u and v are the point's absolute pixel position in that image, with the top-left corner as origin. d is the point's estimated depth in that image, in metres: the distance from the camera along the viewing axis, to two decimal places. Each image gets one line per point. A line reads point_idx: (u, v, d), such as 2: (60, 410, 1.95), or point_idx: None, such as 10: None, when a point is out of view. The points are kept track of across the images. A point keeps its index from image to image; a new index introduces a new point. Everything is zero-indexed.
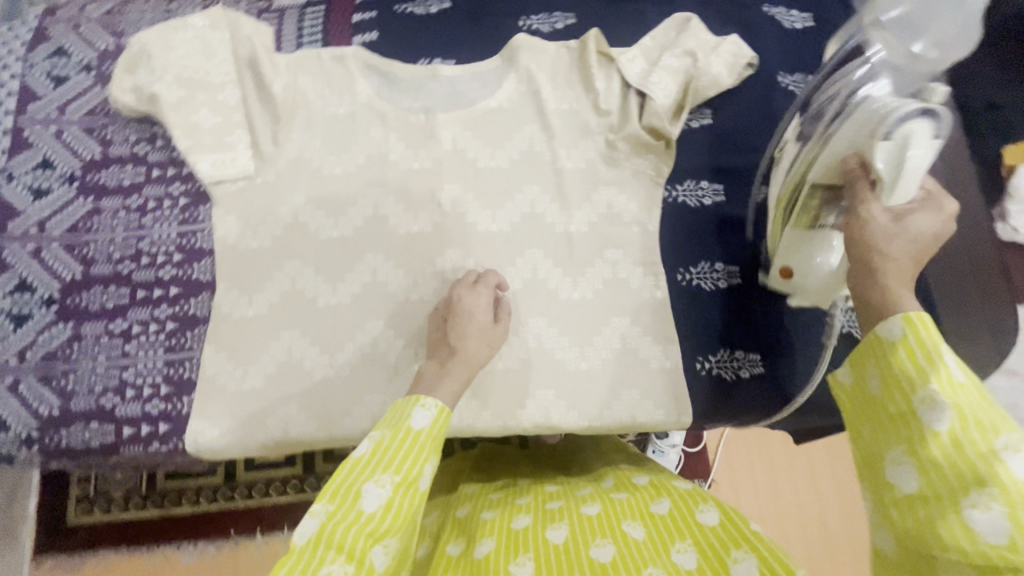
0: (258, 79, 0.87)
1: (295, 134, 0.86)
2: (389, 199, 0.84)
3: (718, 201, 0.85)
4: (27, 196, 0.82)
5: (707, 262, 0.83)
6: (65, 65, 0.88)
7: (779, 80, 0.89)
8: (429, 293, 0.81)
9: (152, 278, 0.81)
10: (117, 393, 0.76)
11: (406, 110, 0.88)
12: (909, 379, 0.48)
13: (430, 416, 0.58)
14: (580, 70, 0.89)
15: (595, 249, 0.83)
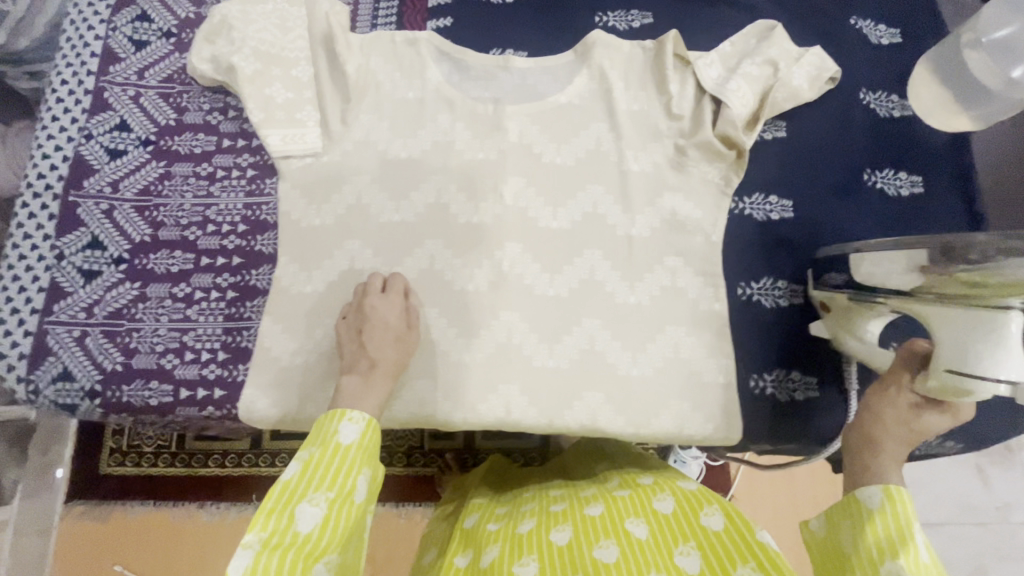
0: (332, 57, 0.88)
1: (363, 115, 0.86)
2: (452, 187, 0.84)
3: (786, 217, 0.83)
4: (103, 156, 0.85)
5: (770, 278, 0.81)
6: (146, 30, 0.90)
7: (859, 97, 0.87)
8: (485, 285, 0.81)
9: (216, 246, 0.82)
10: (177, 355, 0.78)
11: (476, 99, 0.87)
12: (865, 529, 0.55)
13: (355, 430, 0.61)
14: (654, 72, 0.87)
15: (655, 255, 0.81)
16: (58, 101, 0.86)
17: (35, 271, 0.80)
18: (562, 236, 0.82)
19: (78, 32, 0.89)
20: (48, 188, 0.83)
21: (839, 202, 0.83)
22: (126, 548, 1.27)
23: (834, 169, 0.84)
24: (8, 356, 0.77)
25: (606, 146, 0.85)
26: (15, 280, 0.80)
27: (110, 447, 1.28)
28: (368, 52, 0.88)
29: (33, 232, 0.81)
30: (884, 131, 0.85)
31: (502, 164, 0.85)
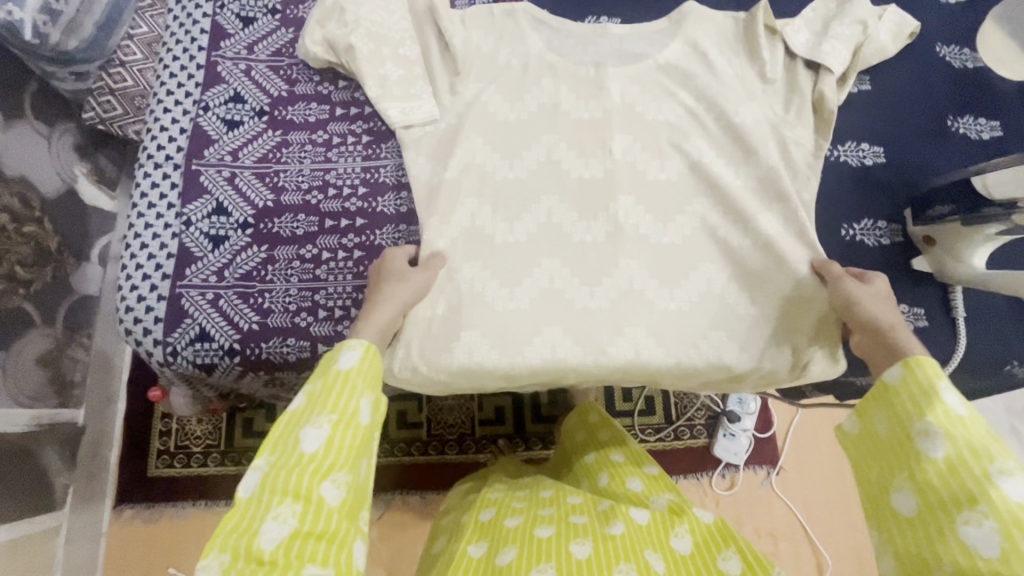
0: (439, 32, 0.91)
1: (472, 85, 0.90)
2: (562, 147, 0.88)
3: (880, 163, 0.88)
4: (221, 127, 0.88)
5: (871, 219, 0.86)
6: (252, 7, 0.93)
7: (937, 51, 0.93)
8: (602, 235, 0.84)
9: (339, 209, 0.85)
10: (311, 313, 0.80)
11: (578, 66, 0.91)
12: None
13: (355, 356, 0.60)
14: (747, 42, 0.91)
15: (760, 202, 0.85)
16: (172, 76, 0.90)
17: (163, 238, 0.83)
18: (670, 189, 0.86)
19: (186, 11, 0.93)
20: (169, 159, 0.86)
21: (929, 147, 0.88)
22: (177, 550, 1.33)
23: (920, 117, 0.90)
24: (144, 320, 0.79)
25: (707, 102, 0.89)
26: (145, 248, 0.82)
27: (158, 449, 1.36)
28: (473, 24, 0.92)
29: (157, 201, 0.85)
30: (962, 81, 0.91)
31: (607, 124, 0.88)
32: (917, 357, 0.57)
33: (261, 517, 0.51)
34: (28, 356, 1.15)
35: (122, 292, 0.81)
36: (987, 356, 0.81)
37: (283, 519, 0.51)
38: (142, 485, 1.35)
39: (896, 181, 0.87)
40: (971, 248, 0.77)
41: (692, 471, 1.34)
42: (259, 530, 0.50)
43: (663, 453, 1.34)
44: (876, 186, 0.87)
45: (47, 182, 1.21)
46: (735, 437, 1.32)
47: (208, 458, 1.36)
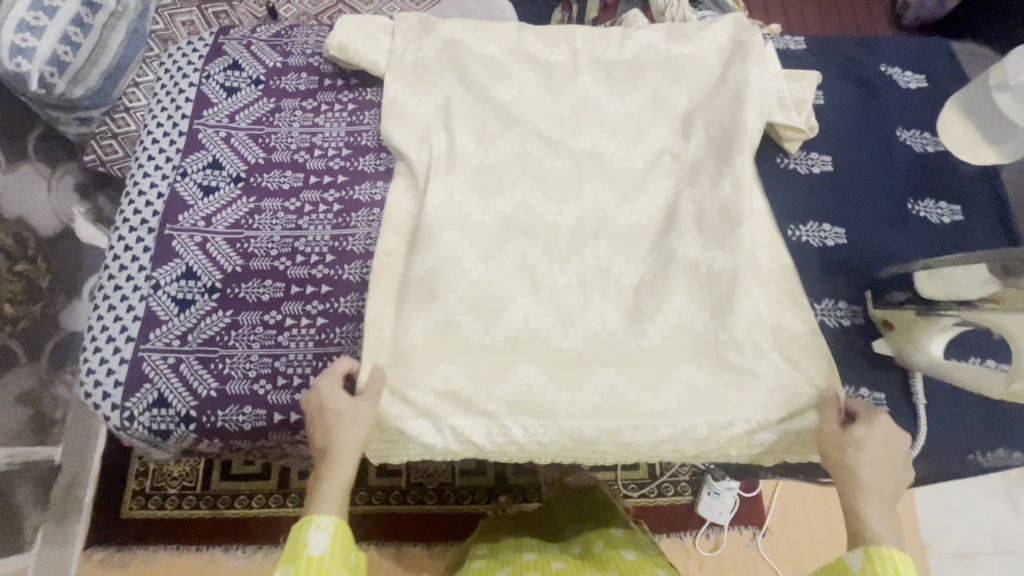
0: (405, 117, 0.92)
1: (410, 117, 0.92)
2: (537, 246, 0.86)
3: (827, 171, 0.93)
4: (197, 192, 0.89)
5: (832, 299, 0.86)
6: (237, 78, 0.97)
7: (882, 69, 1.00)
8: (554, 290, 0.83)
9: (277, 272, 0.86)
10: (269, 381, 0.80)
11: (546, 156, 0.91)
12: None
13: (326, 539, 0.62)
14: (645, 63, 0.96)
15: (693, 271, 0.83)
16: (154, 143, 0.92)
17: (130, 300, 0.83)
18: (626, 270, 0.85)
19: (173, 80, 0.96)
20: (144, 222, 0.87)
21: (883, 228, 0.89)
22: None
23: (850, 128, 0.96)
24: (104, 382, 0.79)
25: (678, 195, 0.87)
26: (112, 308, 0.83)
27: (135, 488, 1.34)
28: (449, 99, 0.93)
29: (129, 263, 0.85)
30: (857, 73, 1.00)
31: (554, 153, 0.91)
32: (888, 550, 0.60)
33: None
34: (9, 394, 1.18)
35: (94, 343, 0.82)
36: (943, 436, 0.80)
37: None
38: (111, 529, 1.32)
39: (840, 233, 0.89)
40: (933, 336, 0.75)
41: (677, 530, 1.25)
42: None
43: (650, 510, 1.25)
44: (865, 259, 0.87)
45: (43, 221, 1.28)
46: (719, 497, 1.22)
47: (184, 501, 1.34)
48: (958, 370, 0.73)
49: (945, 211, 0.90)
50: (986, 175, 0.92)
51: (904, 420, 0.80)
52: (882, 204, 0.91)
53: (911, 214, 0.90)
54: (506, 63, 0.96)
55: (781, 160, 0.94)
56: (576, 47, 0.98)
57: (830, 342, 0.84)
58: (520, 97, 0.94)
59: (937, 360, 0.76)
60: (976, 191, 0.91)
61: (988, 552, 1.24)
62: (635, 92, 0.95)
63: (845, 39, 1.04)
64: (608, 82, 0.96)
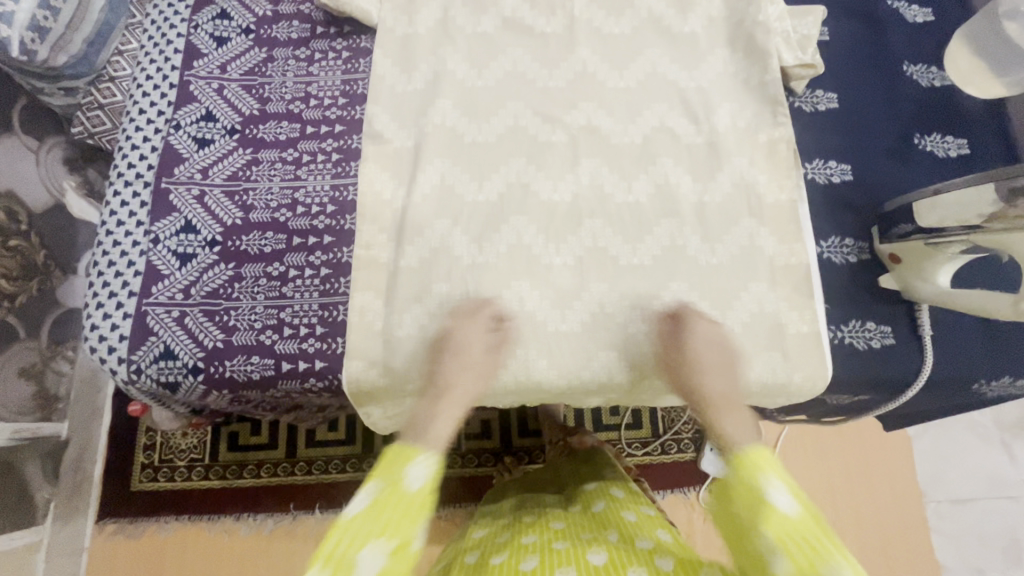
0: (405, 71, 0.92)
1: (410, 72, 0.92)
2: (540, 198, 0.87)
3: (832, 108, 0.92)
4: (192, 145, 0.87)
5: (838, 236, 0.86)
6: (227, 27, 0.94)
7: (887, 3, 0.97)
8: (557, 241, 0.84)
9: (277, 224, 0.85)
10: (276, 331, 0.80)
11: (546, 108, 0.91)
12: (813, 548, 0.57)
13: (424, 473, 0.64)
14: (643, 9, 0.95)
15: (690, 221, 0.86)
16: (144, 96, 0.89)
17: (130, 256, 0.82)
18: (632, 221, 0.85)
19: (160, 31, 0.93)
20: (139, 177, 0.86)
21: (889, 164, 0.88)
22: (158, 565, 1.30)
23: (857, 65, 0.94)
24: (109, 337, 0.79)
25: (677, 146, 0.89)
26: (113, 264, 0.82)
27: (142, 462, 1.34)
28: (445, 50, 0.93)
29: (126, 219, 0.84)
30: (865, 7, 0.97)
31: (553, 104, 0.91)
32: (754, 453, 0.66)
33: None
34: (12, 367, 1.18)
35: (96, 299, 0.80)
36: (949, 368, 0.80)
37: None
38: (122, 502, 1.32)
39: (847, 171, 0.88)
40: (938, 264, 0.75)
41: (678, 486, 1.27)
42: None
43: (650, 469, 1.27)
44: (871, 196, 0.87)
45: (35, 197, 1.22)
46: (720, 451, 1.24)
47: (192, 472, 1.34)
48: (960, 297, 0.74)
49: (951, 145, 0.89)
50: (993, 107, 0.91)
51: (911, 356, 0.80)
52: (888, 140, 0.90)
53: (916, 150, 0.89)
54: (505, 13, 0.95)
55: (788, 99, 0.92)
56: None
57: (837, 279, 0.84)
58: (517, 50, 0.93)
59: (941, 289, 0.76)
60: (983, 124, 0.90)
61: (986, 496, 1.27)
62: (633, 40, 0.94)
63: None
64: (606, 29, 0.95)
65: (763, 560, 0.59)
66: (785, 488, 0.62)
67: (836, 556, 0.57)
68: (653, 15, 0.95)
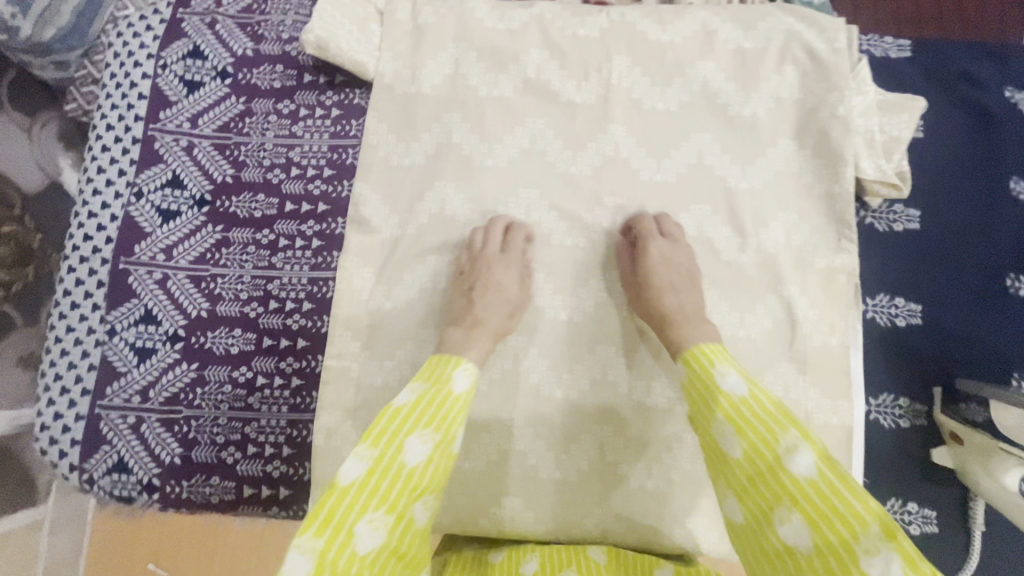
0: (404, 143, 0.78)
1: (409, 142, 0.78)
2: (546, 312, 0.75)
3: (911, 229, 0.76)
4: (155, 218, 0.76)
5: (890, 394, 0.73)
6: (199, 69, 0.80)
7: (1005, 94, 0.78)
8: (560, 368, 0.74)
9: (246, 319, 0.75)
10: (239, 449, 0.72)
11: (564, 200, 0.77)
12: (768, 430, 0.46)
13: (469, 382, 0.58)
14: (695, 80, 0.78)
15: None
16: (104, 150, 0.78)
17: (85, 346, 0.74)
18: (651, 352, 0.74)
19: (124, 70, 0.79)
20: (96, 251, 0.76)
21: (969, 313, 0.73)
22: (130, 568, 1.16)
23: (951, 173, 0.76)
24: (60, 441, 0.72)
25: (715, 261, 0.75)
26: (65, 354, 0.74)
27: None
28: (452, 119, 0.78)
29: (81, 301, 0.75)
30: (971, 96, 0.78)
31: (573, 194, 0.77)
32: (707, 347, 0.56)
33: (354, 514, 0.46)
34: None
35: (47, 393, 0.73)
36: (995, 567, 0.70)
37: (376, 525, 0.46)
38: None
39: (917, 313, 0.74)
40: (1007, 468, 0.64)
41: None
42: (354, 531, 0.45)
43: None
44: (942, 349, 0.72)
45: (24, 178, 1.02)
46: None
47: None
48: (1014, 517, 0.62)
49: None
50: None
51: (952, 550, 0.70)
52: (975, 276, 0.74)
53: (1009, 295, 0.73)
54: (529, 71, 0.79)
55: (857, 212, 0.77)
56: (613, 51, 0.79)
57: (878, 446, 0.72)
58: (538, 121, 0.78)
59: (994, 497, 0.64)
60: None
61: None
62: (679, 120, 0.78)
63: (962, 46, 0.81)
64: (647, 102, 0.78)
65: (719, 445, 0.49)
66: (739, 374, 0.51)
67: (793, 430, 0.46)
68: (708, 90, 0.78)
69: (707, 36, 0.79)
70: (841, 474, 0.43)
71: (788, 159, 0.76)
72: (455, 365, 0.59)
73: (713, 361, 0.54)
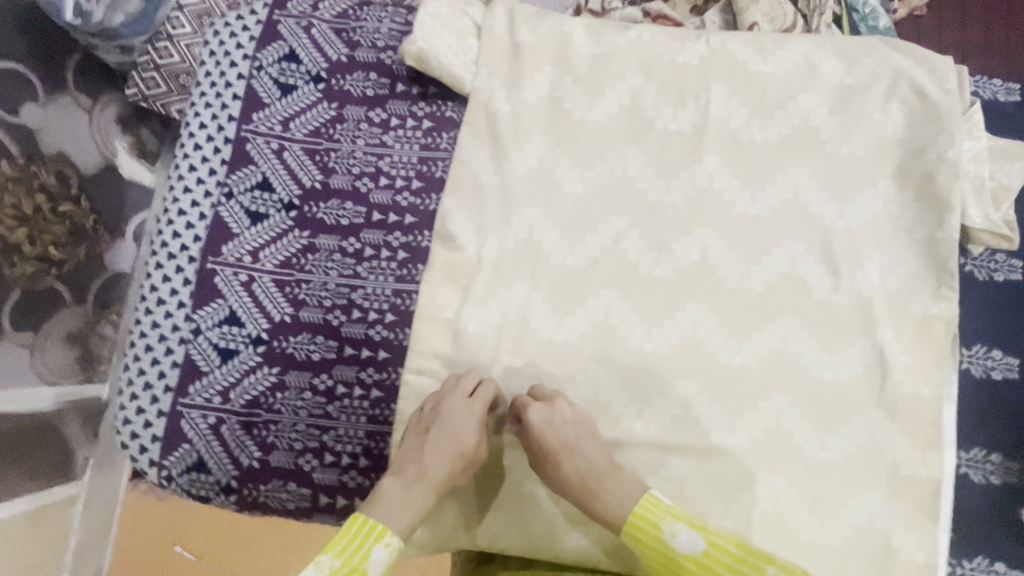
0: (496, 159, 0.77)
1: (501, 159, 0.78)
2: (632, 341, 0.74)
3: (1014, 279, 0.74)
4: (243, 219, 0.77)
5: (982, 449, 0.71)
6: (294, 73, 0.80)
7: None
8: (643, 400, 0.72)
9: (329, 327, 0.75)
10: (316, 456, 0.72)
11: (655, 228, 0.76)
12: (733, 561, 0.60)
13: (387, 557, 0.62)
14: (795, 113, 0.77)
15: (806, 398, 0.72)
16: (197, 149, 0.78)
17: (170, 342, 0.74)
18: (735, 390, 0.73)
19: (220, 69, 0.80)
20: (184, 249, 0.76)
21: None
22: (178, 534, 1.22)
23: None
24: (141, 435, 0.73)
25: (806, 300, 0.74)
26: (149, 349, 0.74)
27: None
28: (546, 140, 0.77)
29: (167, 297, 0.75)
30: None
31: (664, 222, 0.76)
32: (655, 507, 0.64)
33: (306, 561, 0.59)
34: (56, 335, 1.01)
35: (130, 387, 0.74)
36: None
37: (319, 567, 0.59)
38: None
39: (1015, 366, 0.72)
40: None
41: None
42: (302, 572, 0.58)
43: None
44: None
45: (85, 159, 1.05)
46: None
47: None
48: None
49: None
50: None
51: None
52: None
53: None
54: (624, 97, 0.78)
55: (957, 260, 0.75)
56: (712, 79, 0.78)
57: (967, 502, 0.71)
58: (632, 146, 0.77)
59: None
60: None
61: None
62: (777, 154, 0.76)
63: None
64: (744, 133, 0.77)
65: (670, 544, 0.62)
66: (688, 528, 0.62)
67: (671, 514, 0.63)
68: (808, 125, 0.76)
69: (809, 69, 0.78)
70: (739, 547, 0.60)
71: (888, 201, 0.74)
72: (374, 540, 0.61)
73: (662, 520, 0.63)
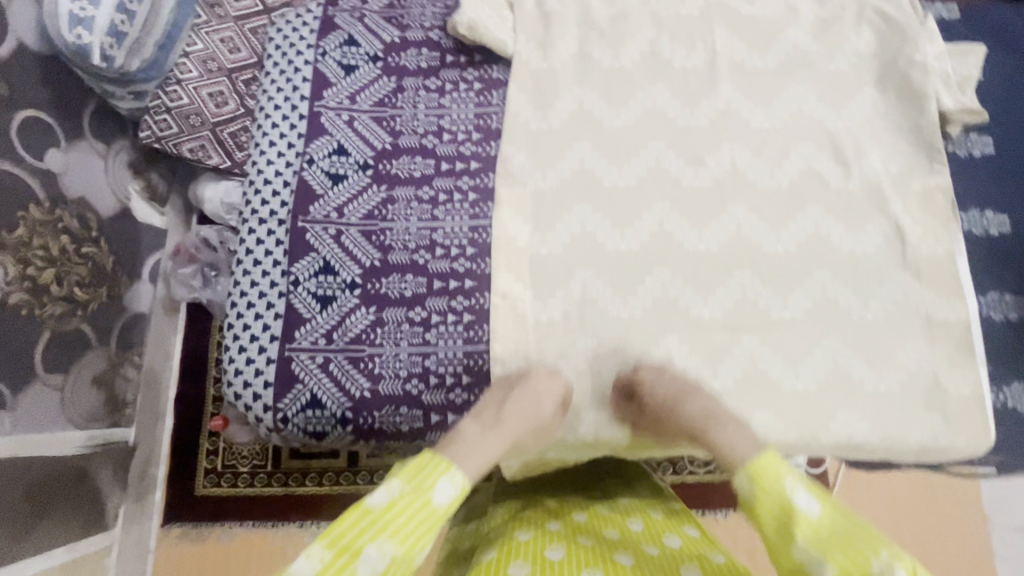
0: (542, 108, 0.89)
1: (546, 107, 0.89)
2: (687, 244, 0.84)
3: (989, 153, 0.88)
4: (325, 181, 0.85)
5: (996, 292, 0.83)
6: (355, 54, 0.90)
7: None
8: (705, 292, 0.82)
9: (416, 264, 0.82)
10: (422, 380, 0.78)
11: (688, 148, 0.87)
12: (862, 547, 0.52)
13: (450, 492, 0.58)
14: (786, 44, 0.91)
15: (844, 271, 0.83)
16: (275, 127, 0.87)
17: (271, 297, 0.80)
18: (783, 274, 0.83)
19: (287, 58, 0.90)
20: (274, 214, 0.84)
21: None
22: None
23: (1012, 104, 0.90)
24: (254, 384, 0.77)
25: (826, 191, 0.86)
26: (251, 306, 0.80)
27: (206, 464, 1.13)
28: (583, 87, 0.90)
29: (262, 258, 0.82)
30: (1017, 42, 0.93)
31: (695, 143, 0.88)
32: (765, 461, 0.61)
33: None
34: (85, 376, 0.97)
35: (237, 342, 0.79)
36: None
37: None
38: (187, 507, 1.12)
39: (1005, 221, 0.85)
40: None
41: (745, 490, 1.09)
42: None
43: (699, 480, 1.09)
44: None
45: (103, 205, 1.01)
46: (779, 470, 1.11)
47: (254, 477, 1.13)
48: None
49: None
50: None
51: None
52: None
53: None
54: (643, 46, 0.91)
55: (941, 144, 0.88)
56: (712, 24, 0.92)
57: (994, 338, 0.82)
58: (656, 85, 0.90)
59: None
60: None
61: None
62: (776, 78, 0.90)
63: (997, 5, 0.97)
64: (747, 64, 0.91)
65: (806, 568, 0.53)
66: (808, 490, 0.57)
67: (880, 551, 0.51)
68: (797, 52, 0.91)
69: (789, 8, 0.93)
70: None
71: (876, 103, 0.89)
72: (443, 473, 0.58)
73: (772, 484, 0.59)
